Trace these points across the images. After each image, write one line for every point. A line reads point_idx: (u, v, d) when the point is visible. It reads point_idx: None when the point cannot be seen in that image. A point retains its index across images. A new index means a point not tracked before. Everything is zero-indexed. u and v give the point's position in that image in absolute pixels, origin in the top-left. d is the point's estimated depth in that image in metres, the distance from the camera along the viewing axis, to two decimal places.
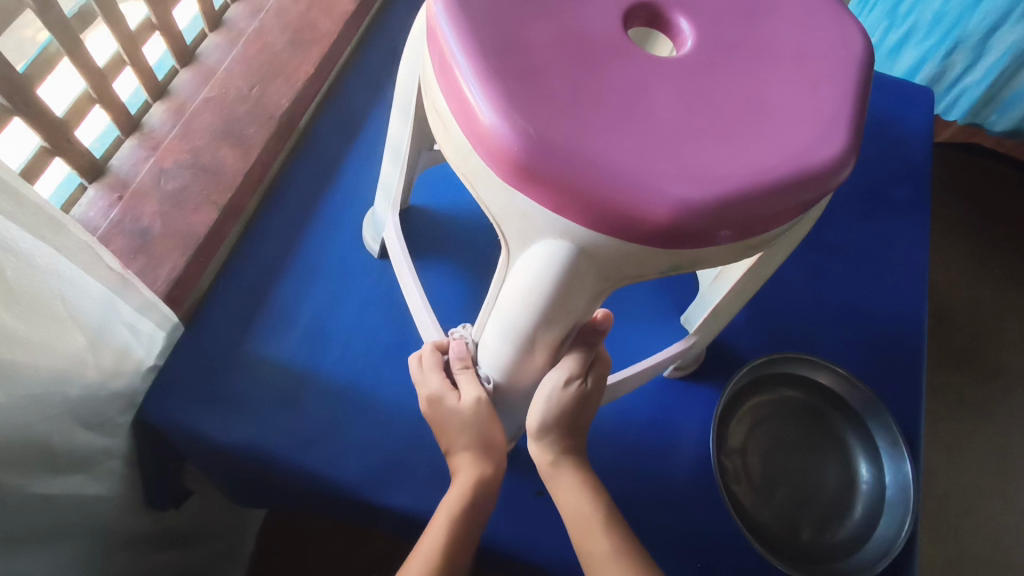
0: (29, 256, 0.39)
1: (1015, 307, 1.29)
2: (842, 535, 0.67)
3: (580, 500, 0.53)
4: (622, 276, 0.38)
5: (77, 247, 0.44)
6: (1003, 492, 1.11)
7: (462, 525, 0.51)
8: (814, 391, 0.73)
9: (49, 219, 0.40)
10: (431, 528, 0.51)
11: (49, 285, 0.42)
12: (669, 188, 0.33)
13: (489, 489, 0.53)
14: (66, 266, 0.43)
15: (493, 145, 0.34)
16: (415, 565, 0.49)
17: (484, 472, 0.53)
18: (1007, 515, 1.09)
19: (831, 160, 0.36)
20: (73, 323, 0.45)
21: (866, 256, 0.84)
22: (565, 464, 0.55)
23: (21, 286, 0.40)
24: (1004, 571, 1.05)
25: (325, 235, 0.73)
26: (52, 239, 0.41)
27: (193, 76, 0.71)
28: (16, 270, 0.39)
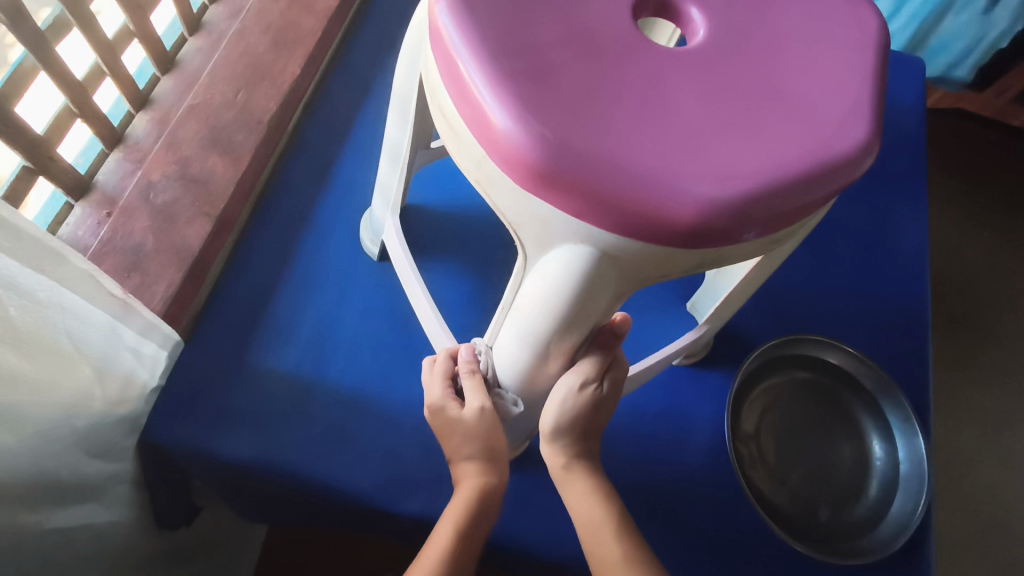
0: (33, 293, 0.38)
1: (1008, 270, 1.30)
2: (859, 513, 0.67)
3: (591, 506, 0.52)
4: (643, 278, 0.37)
5: (77, 275, 0.42)
6: (1004, 453, 1.13)
7: (468, 536, 0.49)
8: (824, 371, 0.73)
9: (49, 251, 0.39)
10: (435, 537, 0.49)
11: (54, 321, 0.40)
12: (694, 188, 0.32)
13: (492, 499, 0.51)
14: (68, 298, 0.41)
15: (509, 151, 0.32)
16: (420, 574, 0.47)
17: (489, 481, 0.52)
18: (1007, 475, 1.11)
19: (855, 149, 0.35)
20: (79, 355, 0.43)
21: (868, 231, 0.84)
22: (578, 468, 0.54)
23: (28, 326, 0.38)
24: (1007, 530, 1.06)
25: (323, 240, 0.71)
26: (53, 271, 0.39)
27: (175, 83, 0.68)
28: (20, 309, 0.37)
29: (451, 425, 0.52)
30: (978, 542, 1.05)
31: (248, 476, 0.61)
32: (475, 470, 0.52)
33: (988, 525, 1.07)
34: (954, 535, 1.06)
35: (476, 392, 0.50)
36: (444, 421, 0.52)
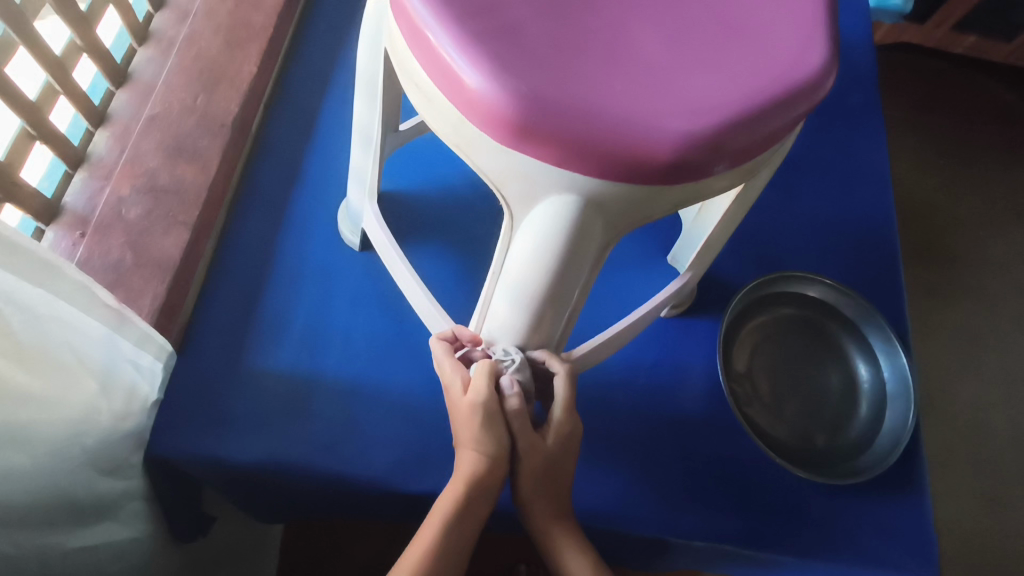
0: (31, 305, 0.39)
1: (968, 188, 1.35)
2: (854, 434, 0.70)
3: (582, 569, 0.53)
4: (628, 223, 0.38)
5: (72, 287, 0.42)
6: (980, 363, 1.20)
7: (455, 527, 0.51)
8: (807, 305, 0.76)
9: (44, 264, 0.39)
10: (422, 533, 0.51)
11: (51, 333, 0.41)
12: (668, 125, 0.33)
13: (482, 489, 0.52)
14: (63, 310, 0.42)
15: (486, 109, 0.33)
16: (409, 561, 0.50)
17: (481, 472, 0.52)
18: (982, 384, 1.18)
19: (815, 72, 0.36)
20: (81, 369, 0.44)
21: (832, 166, 0.86)
22: (564, 527, 0.54)
23: (31, 339, 0.39)
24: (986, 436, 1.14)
25: (302, 237, 0.71)
26: (49, 284, 0.40)
27: (132, 96, 0.67)
28: (23, 323, 0.39)
29: (456, 415, 0.52)
30: (958, 452, 1.12)
31: (260, 478, 0.62)
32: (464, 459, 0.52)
33: (968, 437, 1.13)
34: (936, 449, 1.12)
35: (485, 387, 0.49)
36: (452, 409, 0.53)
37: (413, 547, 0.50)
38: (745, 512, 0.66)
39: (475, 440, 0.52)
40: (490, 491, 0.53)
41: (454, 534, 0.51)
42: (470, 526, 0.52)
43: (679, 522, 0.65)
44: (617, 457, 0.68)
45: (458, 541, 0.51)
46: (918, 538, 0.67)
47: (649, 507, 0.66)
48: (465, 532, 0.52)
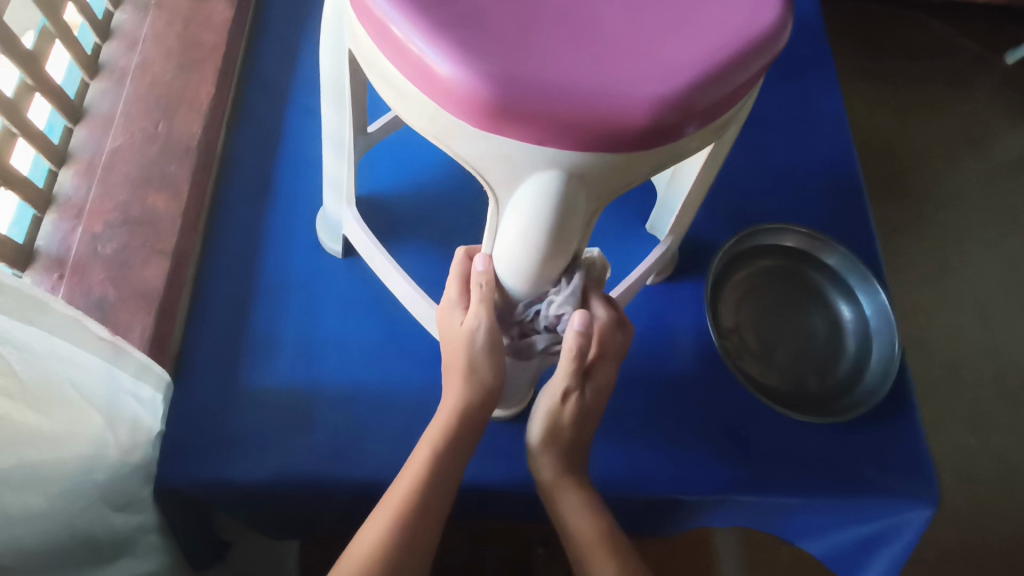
0: (25, 343, 0.39)
1: (913, 129, 1.44)
2: (843, 372, 0.72)
3: (582, 517, 0.53)
4: (611, 192, 0.39)
5: (64, 323, 0.42)
6: (948, 294, 1.27)
7: (441, 464, 0.51)
8: (786, 254, 0.78)
9: (31, 302, 0.39)
10: (416, 455, 0.52)
11: (51, 369, 0.41)
12: (638, 91, 0.34)
13: (469, 427, 0.52)
14: (58, 345, 0.42)
15: (461, 96, 0.34)
16: (405, 479, 0.50)
17: (467, 409, 0.52)
18: (952, 310, 1.25)
19: (770, 24, 0.37)
20: (83, 403, 0.44)
21: (792, 119, 0.88)
22: (568, 482, 0.55)
23: (31, 378, 0.40)
24: (963, 361, 1.20)
25: (282, 251, 0.71)
26: (40, 321, 0.40)
27: (91, 131, 0.67)
28: (22, 363, 0.39)
29: (451, 342, 0.53)
30: (937, 379, 1.18)
31: (273, 497, 0.62)
32: (450, 399, 0.53)
33: (943, 363, 1.20)
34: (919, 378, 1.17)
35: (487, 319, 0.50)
36: (448, 333, 0.53)
37: (410, 463, 0.51)
38: (751, 462, 0.68)
39: (468, 375, 0.52)
40: (481, 414, 0.53)
41: (440, 470, 0.51)
42: (457, 463, 0.52)
43: (690, 481, 0.67)
44: (621, 426, 0.69)
45: (445, 476, 0.51)
46: (918, 465, 0.69)
47: (659, 470, 0.67)
48: (452, 469, 0.51)
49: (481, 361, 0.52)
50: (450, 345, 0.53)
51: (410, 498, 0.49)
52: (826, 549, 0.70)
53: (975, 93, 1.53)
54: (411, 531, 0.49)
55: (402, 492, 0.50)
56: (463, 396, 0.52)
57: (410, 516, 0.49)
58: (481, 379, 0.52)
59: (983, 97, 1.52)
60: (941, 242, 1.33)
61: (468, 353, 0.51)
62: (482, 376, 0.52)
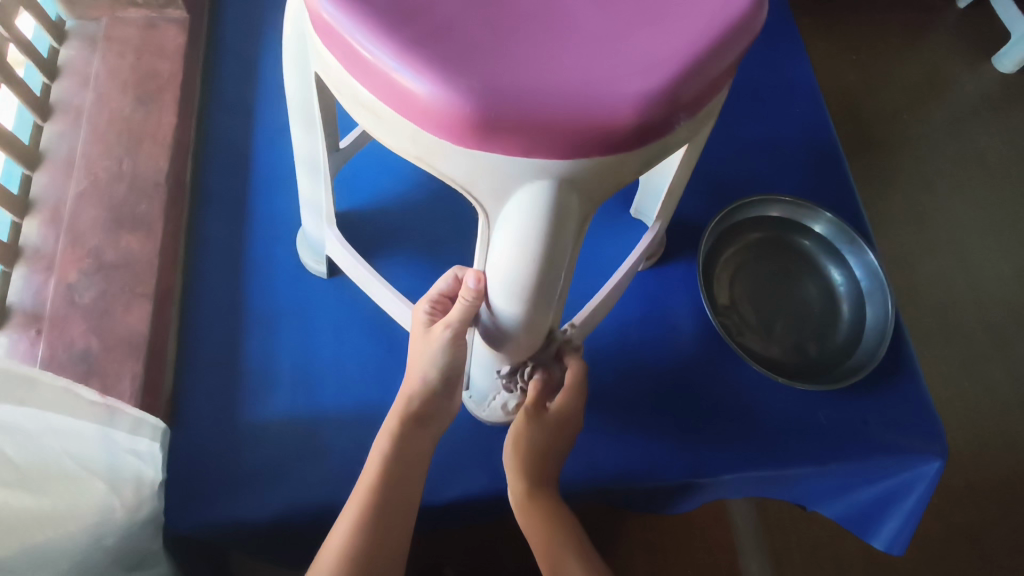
0: (17, 427, 0.39)
1: (875, 82, 1.45)
2: (841, 337, 0.72)
3: (553, 532, 0.55)
4: (603, 193, 0.38)
5: (55, 394, 0.43)
6: (927, 242, 1.29)
7: (399, 461, 0.52)
8: (773, 225, 0.77)
9: (20, 378, 0.40)
10: (376, 447, 0.53)
11: (48, 447, 0.42)
12: (624, 89, 0.33)
13: (420, 422, 0.54)
14: (51, 418, 0.42)
15: (442, 114, 0.33)
16: (368, 473, 0.52)
17: (416, 407, 0.53)
18: (933, 258, 1.27)
19: (748, 4, 0.36)
20: (83, 472, 0.43)
21: (764, 88, 0.88)
22: (541, 499, 0.55)
23: (26, 462, 0.40)
24: (948, 307, 1.22)
25: (266, 277, 0.69)
26: (31, 398, 0.41)
27: (51, 176, 0.64)
28: (15, 447, 0.39)
29: (417, 345, 0.53)
30: (925, 326, 1.20)
31: (287, 530, 0.60)
32: (400, 398, 0.54)
33: (930, 310, 1.21)
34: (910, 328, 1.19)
35: (460, 317, 0.48)
36: (415, 337, 0.54)
37: (371, 458, 0.53)
38: (761, 438, 0.68)
39: (418, 371, 0.53)
40: (438, 400, 0.54)
41: (396, 467, 0.52)
42: (414, 458, 0.53)
43: (703, 462, 0.67)
44: (630, 415, 0.69)
45: (403, 472, 0.52)
46: (924, 419, 0.70)
47: (671, 455, 0.67)
48: (410, 465, 0.53)
49: (435, 359, 0.52)
50: (416, 349, 0.53)
51: (371, 500, 0.51)
52: (846, 512, 0.71)
53: (933, 39, 1.54)
54: (374, 534, 0.50)
55: (365, 488, 0.51)
56: (408, 393, 0.53)
57: (373, 518, 0.50)
58: (426, 375, 0.53)
59: (941, 41, 1.54)
60: (917, 191, 1.34)
61: (431, 350, 0.51)
62: (428, 373, 0.52)
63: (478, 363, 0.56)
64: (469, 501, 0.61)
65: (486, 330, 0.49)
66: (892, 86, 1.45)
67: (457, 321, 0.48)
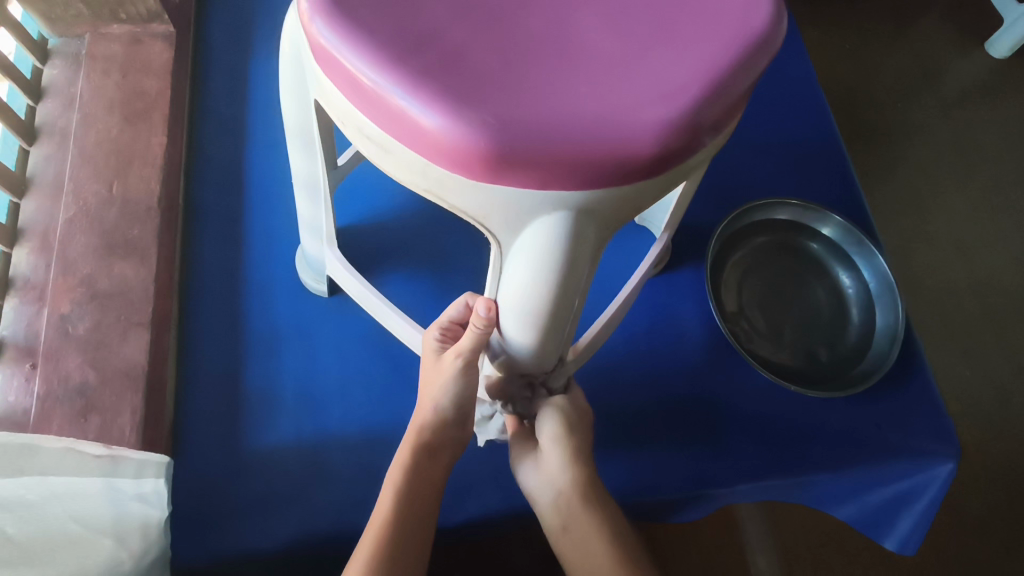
0: (18, 501, 0.41)
1: (872, 71, 1.44)
2: (851, 341, 0.71)
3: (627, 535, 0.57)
4: (620, 219, 0.36)
5: (56, 455, 0.45)
6: (926, 232, 1.28)
7: (412, 496, 0.52)
8: (780, 228, 0.76)
9: (14, 449, 0.42)
10: (391, 477, 0.53)
11: (52, 516, 0.43)
12: (644, 117, 0.31)
13: (431, 453, 0.53)
14: (54, 483, 0.44)
15: (454, 148, 0.31)
16: (384, 505, 0.51)
17: (427, 437, 0.53)
18: (933, 247, 1.26)
19: (767, 21, 0.35)
20: (88, 531, 0.45)
21: (763, 88, 0.87)
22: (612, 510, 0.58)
23: (26, 535, 0.41)
24: (949, 297, 1.21)
25: (265, 299, 0.67)
26: (32, 465, 0.43)
27: (40, 202, 0.62)
28: (15, 524, 0.41)
29: (429, 376, 0.52)
30: (927, 317, 1.19)
31: (298, 557, 0.59)
32: (412, 428, 0.54)
33: (932, 301, 1.21)
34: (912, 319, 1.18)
35: (472, 345, 0.47)
36: (426, 368, 0.53)
37: (387, 487, 0.52)
38: (775, 446, 0.67)
39: (428, 401, 0.52)
40: (451, 426, 0.54)
41: (410, 502, 0.51)
42: (426, 491, 0.52)
43: (716, 472, 0.66)
44: (641, 427, 0.68)
45: (418, 503, 0.52)
46: (936, 419, 0.69)
47: (684, 466, 0.66)
48: (422, 497, 0.52)
49: (448, 391, 0.51)
50: (428, 379, 0.53)
51: (384, 537, 0.50)
52: (857, 513, 0.70)
53: (925, 26, 1.52)
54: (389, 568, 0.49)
55: (381, 519, 0.51)
56: (420, 423, 0.53)
57: (387, 556, 0.49)
58: (442, 413, 0.53)
59: (936, 28, 1.52)
60: (914, 181, 1.33)
61: (442, 380, 0.51)
62: (444, 410, 0.52)
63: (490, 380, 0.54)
64: (482, 521, 0.59)
65: (497, 358, 0.48)
66: (886, 75, 1.44)
67: (469, 349, 0.47)
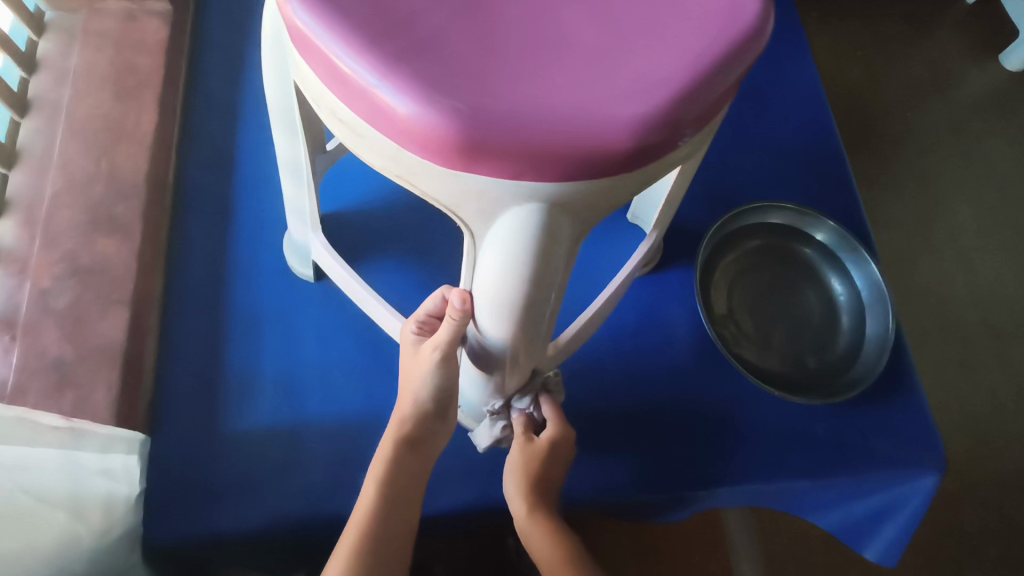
0: None
1: (881, 78, 1.43)
2: (840, 349, 0.71)
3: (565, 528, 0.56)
4: (596, 214, 0.36)
5: (10, 425, 0.46)
6: (929, 241, 1.27)
7: (394, 487, 0.52)
8: (774, 232, 0.75)
9: None
10: (373, 471, 0.52)
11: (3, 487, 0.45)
12: (620, 110, 0.31)
13: (413, 445, 0.53)
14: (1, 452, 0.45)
15: (425, 135, 0.31)
16: (367, 500, 0.51)
17: (410, 430, 0.53)
18: (935, 257, 1.25)
19: (755, 17, 0.34)
20: (43, 505, 0.47)
21: (768, 91, 0.86)
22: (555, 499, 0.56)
23: None
24: (949, 309, 1.20)
25: (250, 282, 0.67)
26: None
27: (28, 175, 0.62)
28: None
29: (409, 364, 0.52)
30: (925, 329, 1.18)
31: (272, 542, 0.59)
32: (394, 420, 0.53)
33: (930, 313, 1.20)
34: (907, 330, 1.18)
35: (448, 337, 0.46)
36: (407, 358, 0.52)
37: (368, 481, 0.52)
38: (758, 451, 0.67)
39: (410, 392, 0.52)
40: (433, 419, 0.53)
41: (391, 497, 0.51)
42: (410, 484, 0.52)
43: (697, 474, 0.65)
44: (623, 426, 0.67)
45: (399, 496, 0.52)
46: (923, 431, 0.68)
47: (664, 466, 0.65)
48: (404, 491, 0.52)
49: (428, 386, 0.51)
50: (409, 367, 0.52)
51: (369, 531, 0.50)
52: (840, 522, 0.69)
53: (939, 35, 1.51)
54: (372, 563, 0.49)
55: (363, 515, 0.51)
56: (402, 416, 0.53)
57: (372, 547, 0.50)
58: (425, 407, 0.52)
59: (949, 37, 1.50)
60: (919, 191, 1.32)
61: (422, 369, 0.50)
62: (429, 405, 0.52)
63: (468, 373, 0.53)
64: (457, 512, 0.59)
65: (475, 353, 0.48)
66: (896, 84, 1.43)
67: (446, 342, 0.47)
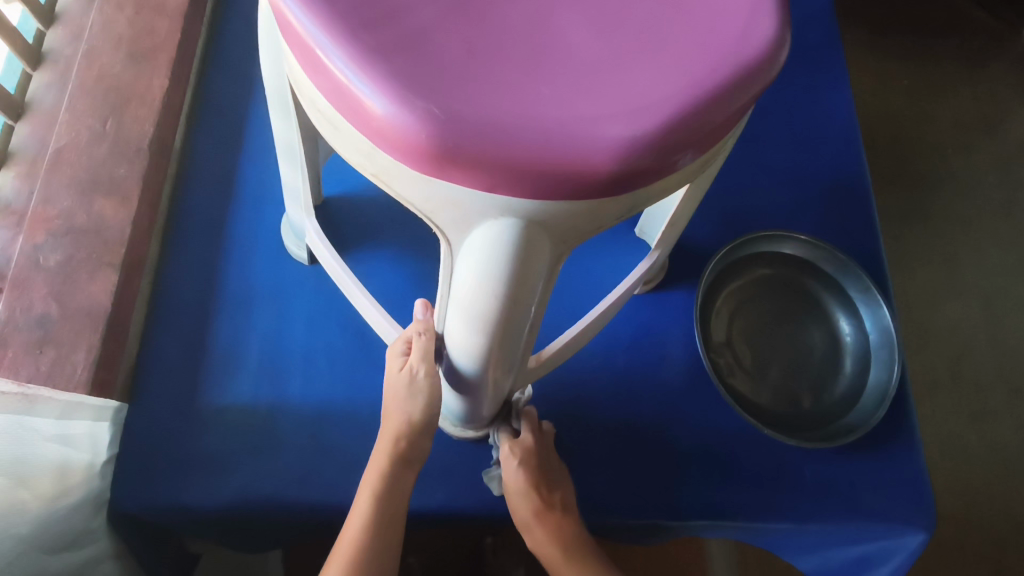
0: None
1: (925, 111, 1.38)
2: (839, 392, 0.68)
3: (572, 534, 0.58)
4: (578, 234, 0.34)
5: None
6: (954, 284, 1.23)
7: (381, 501, 0.51)
8: (782, 263, 0.73)
9: None
10: (364, 485, 0.52)
11: None
12: (606, 131, 0.29)
13: (406, 463, 0.52)
14: None
15: (398, 137, 0.29)
16: (358, 517, 0.51)
17: (401, 448, 0.52)
18: (960, 302, 1.21)
19: (765, 46, 0.32)
20: None
21: (797, 115, 0.83)
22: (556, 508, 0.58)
23: None
24: (967, 356, 1.16)
25: (244, 258, 0.66)
26: None
27: (35, 127, 0.61)
28: None
29: (393, 386, 0.51)
30: (940, 376, 1.14)
31: (235, 521, 0.58)
32: (385, 436, 0.52)
33: (947, 359, 1.15)
34: (919, 375, 1.14)
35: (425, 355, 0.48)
36: (390, 378, 0.51)
37: (359, 500, 0.52)
38: (738, 487, 0.64)
39: (402, 411, 0.51)
40: (424, 430, 0.52)
41: (383, 515, 0.51)
42: (400, 498, 0.52)
43: (674, 503, 0.63)
44: (607, 444, 0.66)
45: (389, 516, 0.51)
46: (914, 483, 0.66)
47: (642, 491, 0.64)
48: (395, 508, 0.52)
49: (418, 396, 0.50)
50: (393, 391, 0.51)
51: (360, 542, 0.50)
52: (820, 566, 0.67)
53: (993, 73, 1.45)
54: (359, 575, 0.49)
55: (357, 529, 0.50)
56: (395, 433, 0.52)
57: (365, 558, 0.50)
58: (409, 412, 0.51)
59: (1003, 76, 1.45)
60: (950, 232, 1.27)
61: (406, 388, 0.50)
62: (411, 411, 0.51)
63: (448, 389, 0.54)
64: (423, 512, 0.59)
65: (451, 372, 0.48)
66: (942, 119, 1.37)
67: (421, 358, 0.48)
